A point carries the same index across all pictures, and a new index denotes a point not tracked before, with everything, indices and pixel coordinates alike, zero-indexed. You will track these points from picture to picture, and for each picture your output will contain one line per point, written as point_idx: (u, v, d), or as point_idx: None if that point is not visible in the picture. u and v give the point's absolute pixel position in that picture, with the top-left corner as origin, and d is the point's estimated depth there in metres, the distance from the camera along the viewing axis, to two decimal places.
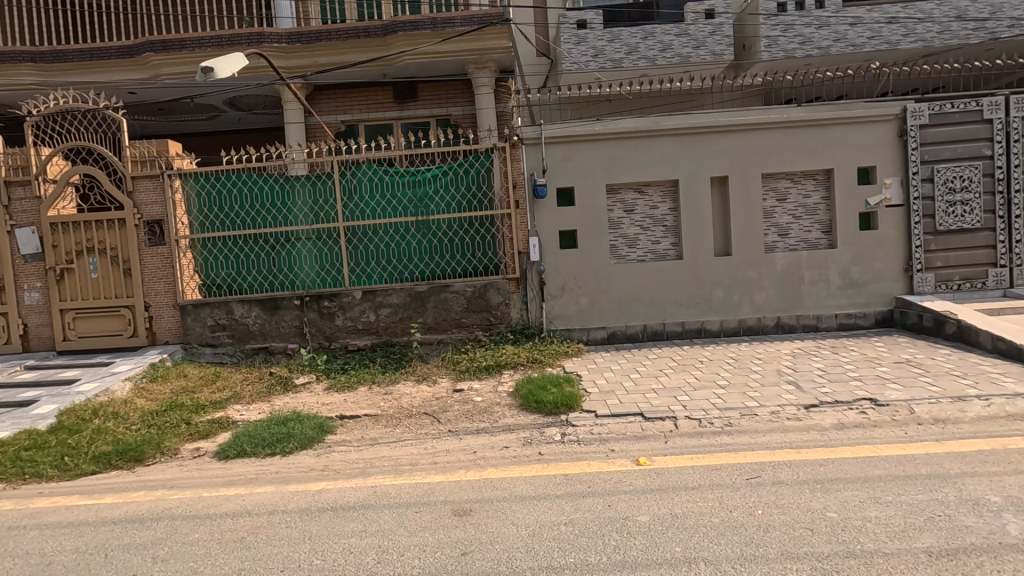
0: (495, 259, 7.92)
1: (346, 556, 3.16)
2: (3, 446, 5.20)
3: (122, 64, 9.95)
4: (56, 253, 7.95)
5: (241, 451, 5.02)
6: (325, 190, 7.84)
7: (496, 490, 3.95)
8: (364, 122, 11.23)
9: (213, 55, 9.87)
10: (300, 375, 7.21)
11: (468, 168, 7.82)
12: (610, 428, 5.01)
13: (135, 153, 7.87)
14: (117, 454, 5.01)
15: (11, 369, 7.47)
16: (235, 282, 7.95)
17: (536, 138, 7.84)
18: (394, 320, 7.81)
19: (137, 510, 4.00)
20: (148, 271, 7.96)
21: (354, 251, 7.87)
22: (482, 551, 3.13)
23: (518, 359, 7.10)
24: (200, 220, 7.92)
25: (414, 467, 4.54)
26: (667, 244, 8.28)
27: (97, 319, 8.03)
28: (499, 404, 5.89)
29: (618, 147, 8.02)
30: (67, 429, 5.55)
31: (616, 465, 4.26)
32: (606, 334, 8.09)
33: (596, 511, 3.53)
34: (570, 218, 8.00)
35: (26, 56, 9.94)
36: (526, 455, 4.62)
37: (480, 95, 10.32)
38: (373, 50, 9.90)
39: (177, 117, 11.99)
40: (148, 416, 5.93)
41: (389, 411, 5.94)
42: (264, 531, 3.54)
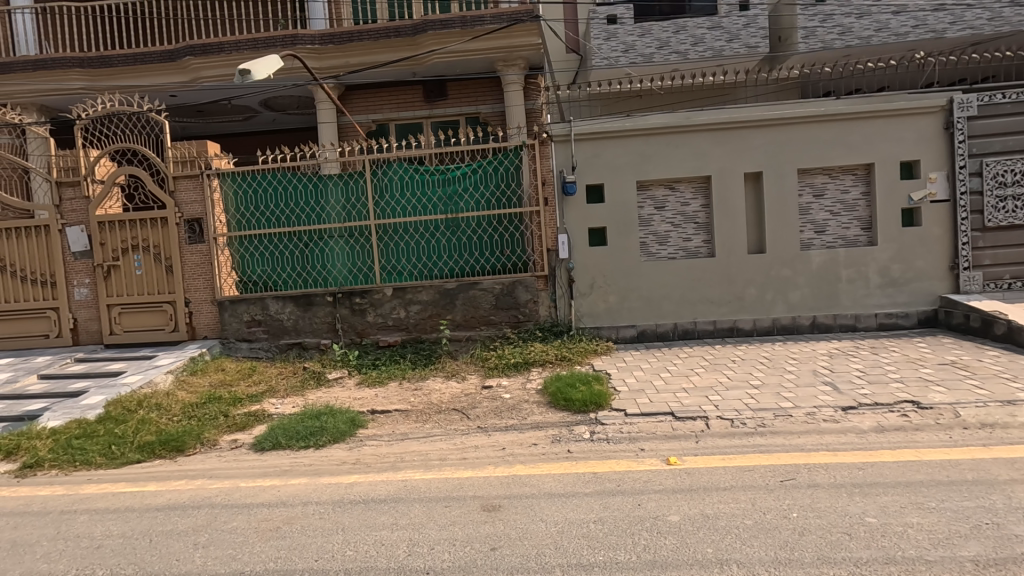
0: (523, 257, 7.92)
1: (378, 548, 3.22)
2: (55, 436, 5.47)
3: (164, 68, 10.30)
4: (103, 251, 8.31)
5: (276, 443, 5.16)
6: (357, 189, 7.97)
7: (524, 487, 3.96)
8: (394, 121, 11.37)
9: (250, 58, 10.13)
10: (333, 370, 7.36)
11: (497, 166, 7.84)
12: (640, 427, 4.97)
13: (176, 154, 8.15)
14: (160, 444, 5.21)
15: (63, 361, 7.83)
16: (270, 279, 8.16)
17: (566, 135, 7.81)
18: (424, 317, 7.90)
19: (179, 497, 4.16)
20: (188, 268, 8.23)
21: (384, 248, 7.98)
22: (511, 547, 3.14)
23: (546, 357, 7.10)
24: (238, 219, 8.15)
25: (443, 462, 4.58)
26: (699, 242, 8.14)
27: (141, 314, 8.34)
28: (527, 401, 5.90)
29: (648, 143, 7.92)
30: (114, 420, 5.80)
31: (646, 464, 4.22)
32: (636, 332, 8.01)
33: (625, 510, 3.51)
34: (600, 215, 7.95)
35: (75, 62, 10.38)
36: (555, 452, 4.62)
37: (508, 92, 10.31)
38: (404, 50, 10.00)
39: (215, 118, 12.36)
40: (189, 408, 6.15)
41: (419, 407, 6.02)
42: (298, 521, 3.64)
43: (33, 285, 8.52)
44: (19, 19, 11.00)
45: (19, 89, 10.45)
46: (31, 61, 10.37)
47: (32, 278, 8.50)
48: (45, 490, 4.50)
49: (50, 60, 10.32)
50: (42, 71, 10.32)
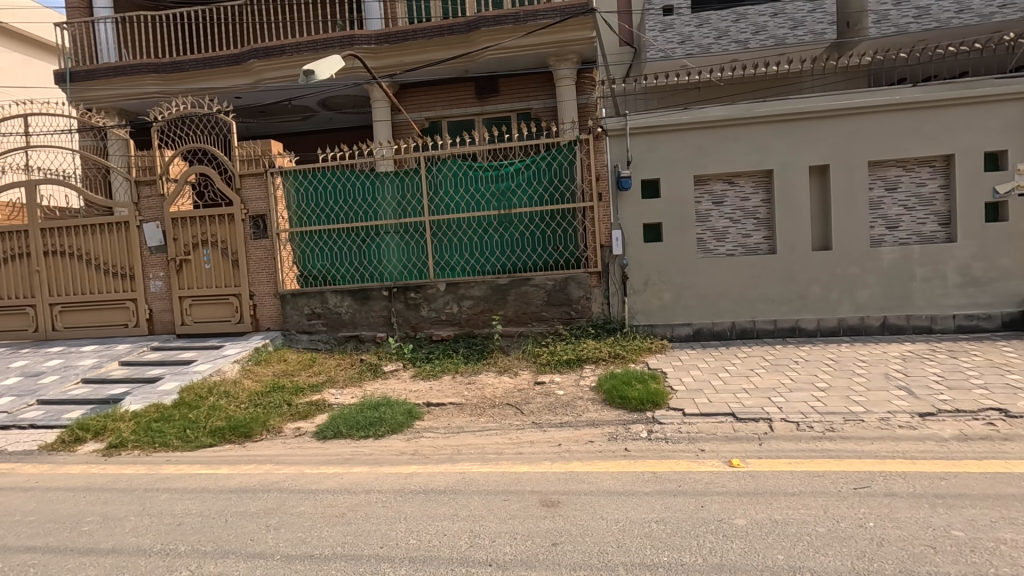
0: (576, 253, 7.87)
1: (440, 538, 3.28)
2: (137, 419, 5.85)
3: (230, 71, 10.78)
4: (176, 246, 8.79)
5: (338, 432, 5.34)
6: (412, 185, 8.11)
7: (582, 484, 3.94)
8: (447, 118, 11.51)
9: (310, 59, 10.45)
10: (388, 363, 7.55)
11: (551, 161, 7.80)
12: (700, 427, 4.86)
13: (243, 154, 8.53)
14: (230, 429, 5.47)
15: (140, 349, 8.36)
16: (329, 274, 8.41)
17: (621, 129, 7.69)
18: (476, 312, 7.96)
19: (250, 480, 4.36)
20: (252, 262, 8.60)
21: (438, 244, 8.10)
22: (572, 543, 3.13)
23: (599, 354, 7.04)
24: (299, 215, 8.44)
25: (499, 456, 4.61)
26: (759, 238, 7.85)
27: (210, 306, 8.78)
28: (581, 398, 5.87)
29: (706, 136, 7.70)
30: (188, 405, 6.15)
31: (707, 465, 4.12)
32: (691, 331, 7.82)
33: (688, 510, 3.43)
34: (655, 210, 7.79)
35: (150, 67, 11.00)
36: (612, 450, 4.57)
37: (561, 88, 10.24)
38: (458, 47, 10.10)
39: (276, 118, 12.86)
40: (255, 395, 6.44)
41: (473, 400, 6.08)
42: (363, 508, 3.74)
43: (114, 278, 9.11)
44: (102, 27, 11.66)
45: (102, 94, 11.19)
46: (112, 68, 11.08)
47: (113, 271, 9.09)
48: (130, 468, 4.82)
49: (129, 66, 10.99)
50: (123, 77, 11.03)
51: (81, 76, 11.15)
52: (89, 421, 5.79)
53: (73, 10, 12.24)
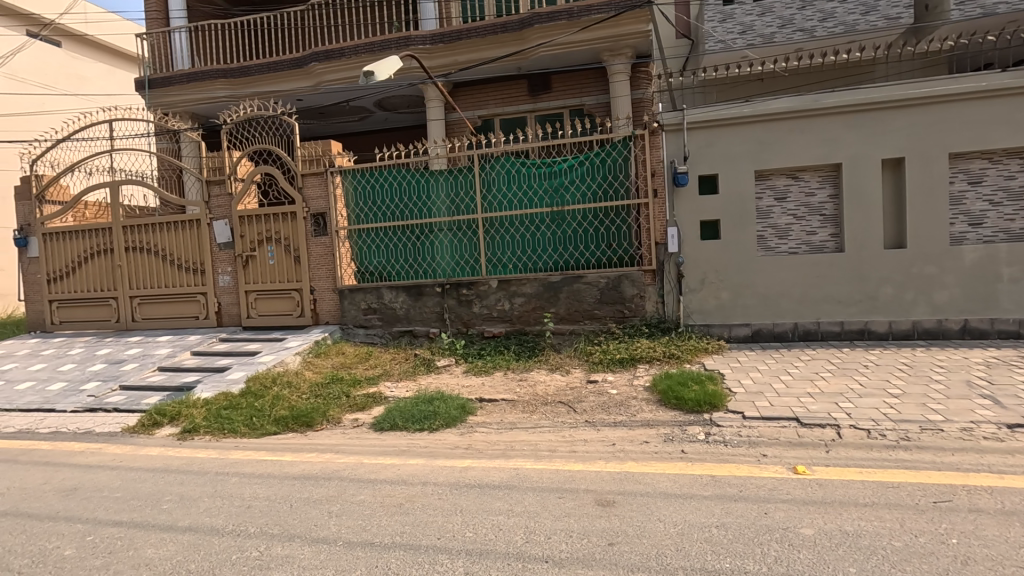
0: (630, 250, 7.75)
1: (496, 532, 3.30)
2: (208, 406, 6.21)
3: (293, 75, 11.22)
4: (243, 243, 9.24)
5: (394, 424, 5.48)
6: (466, 183, 8.19)
7: (638, 484, 3.87)
8: (499, 116, 11.58)
9: (367, 61, 10.72)
10: (441, 358, 7.68)
11: (605, 157, 7.72)
12: (761, 431, 4.68)
13: (305, 153, 8.85)
14: (293, 418, 5.72)
15: (211, 340, 8.84)
16: (385, 270, 8.63)
17: (678, 123, 7.50)
18: (528, 309, 7.96)
19: (313, 468, 4.54)
20: (313, 258, 8.92)
21: (491, 241, 8.14)
22: (630, 544, 3.08)
23: (653, 354, 6.92)
24: (357, 213, 8.70)
25: (552, 454, 4.60)
26: (825, 235, 7.48)
27: (273, 300, 9.17)
28: (635, 398, 5.77)
29: (769, 130, 7.41)
30: (254, 394, 6.46)
31: (770, 471, 3.97)
32: (750, 332, 7.55)
33: (750, 517, 3.31)
34: (713, 207, 7.56)
35: (220, 73, 11.59)
36: (668, 451, 4.48)
37: (615, 83, 10.10)
38: (511, 45, 10.11)
39: (334, 119, 13.29)
40: (315, 386, 6.69)
41: (525, 397, 6.11)
42: (420, 499, 3.82)
43: (186, 273, 9.66)
44: (177, 36, 12.39)
45: (176, 99, 11.90)
46: (186, 74, 11.75)
47: (186, 265, 9.64)
48: (203, 452, 5.11)
49: (201, 72, 11.62)
50: (196, 83, 11.68)
51: (159, 83, 11.90)
52: (166, 406, 6.18)
53: (151, 20, 13.06)
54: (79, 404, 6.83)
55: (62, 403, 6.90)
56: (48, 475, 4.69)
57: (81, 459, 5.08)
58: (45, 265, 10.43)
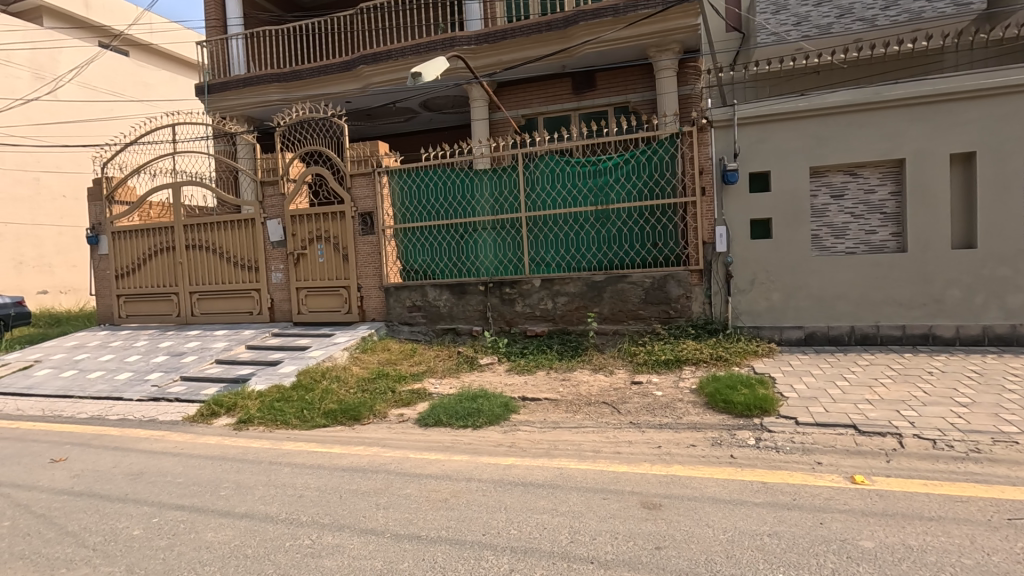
0: (676, 250, 7.60)
1: (540, 531, 3.30)
2: (262, 398, 6.46)
3: (343, 78, 11.52)
4: (295, 241, 9.57)
5: (438, 420, 5.55)
6: (510, 182, 8.21)
7: (686, 488, 3.79)
8: (543, 115, 11.56)
9: (413, 62, 10.91)
10: (484, 356, 7.74)
11: (651, 155, 7.59)
12: (815, 438, 4.51)
13: (354, 154, 9.09)
14: (341, 412, 5.89)
15: (264, 335, 9.18)
16: (429, 268, 8.76)
17: (728, 119, 7.30)
18: (571, 308, 7.92)
19: (361, 461, 4.66)
20: (360, 256, 9.15)
21: (534, 240, 8.13)
22: (677, 549, 3.02)
23: (700, 356, 6.76)
24: (403, 212, 8.87)
25: (597, 454, 4.56)
26: (886, 234, 7.12)
27: (323, 297, 9.45)
28: (681, 400, 5.66)
29: (825, 125, 7.11)
30: (304, 387, 6.69)
31: (826, 479, 3.81)
32: (803, 335, 7.26)
33: (804, 527, 3.19)
34: (765, 205, 7.32)
35: (274, 78, 12.02)
36: (716, 455, 4.37)
37: (661, 79, 9.92)
38: (556, 43, 10.09)
39: (380, 120, 13.57)
40: (362, 381, 6.87)
41: (568, 397, 6.08)
42: (464, 495, 3.86)
43: (242, 270, 10.07)
44: (234, 44, 12.95)
45: (233, 104, 12.43)
46: (242, 79, 12.25)
47: (241, 263, 10.06)
48: (257, 442, 5.32)
49: (257, 77, 12.10)
50: (252, 87, 12.17)
51: (218, 88, 12.46)
52: (223, 397, 6.47)
53: (210, 28, 13.66)
54: (144, 393, 7.23)
55: (129, 392, 7.33)
56: (117, 460, 4.99)
57: (147, 446, 5.38)
58: (114, 262, 11.09)
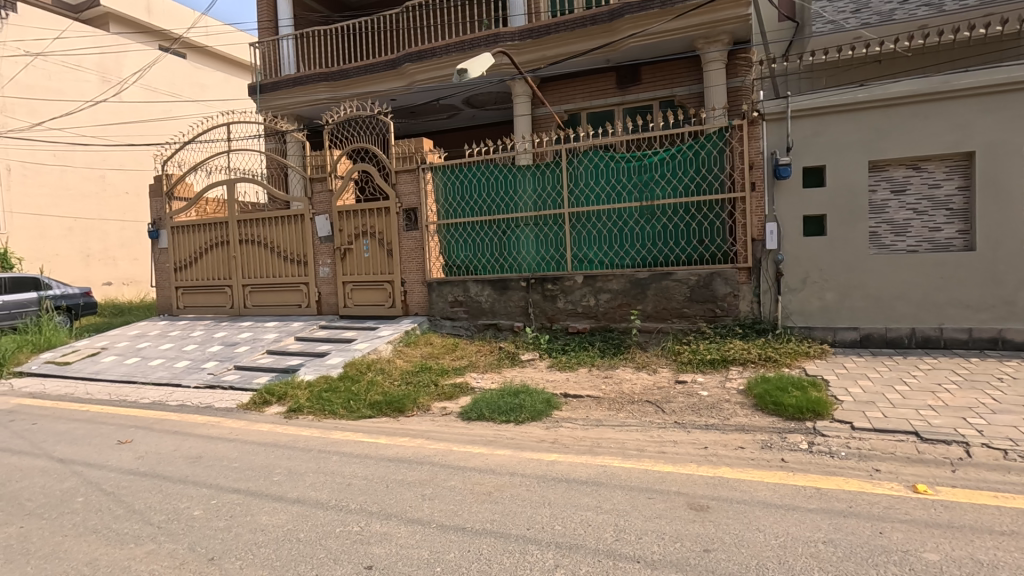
0: (724, 247, 7.39)
1: (585, 527, 3.29)
2: (310, 387, 6.67)
3: (388, 75, 11.72)
4: (342, 236, 9.82)
5: (481, 414, 5.60)
6: (553, 178, 8.17)
7: (734, 491, 3.70)
8: (586, 110, 11.47)
9: (458, 59, 10.99)
10: (526, 352, 7.76)
11: (699, 149, 7.40)
12: (873, 444, 4.31)
13: (399, 151, 9.25)
14: (386, 404, 6.01)
15: (312, 327, 9.45)
16: (472, 264, 8.82)
17: (780, 112, 7.06)
18: (614, 305, 7.83)
19: (406, 452, 4.74)
20: (404, 252, 9.31)
21: (577, 236, 8.07)
22: (727, 552, 2.95)
23: (748, 356, 6.57)
24: (446, 208, 8.97)
25: (641, 453, 4.50)
26: (952, 231, 6.74)
27: (368, 291, 9.66)
28: (729, 401, 5.52)
29: (885, 117, 6.79)
30: (350, 378, 6.86)
31: (885, 487, 3.65)
32: (859, 336, 6.96)
33: (862, 535, 3.06)
34: (819, 201, 7.05)
35: (322, 77, 12.33)
36: (766, 458, 4.25)
37: (709, 72, 9.71)
38: (601, 37, 9.97)
39: (424, 117, 13.74)
40: (406, 374, 7.00)
41: (611, 395, 6.02)
42: (508, 489, 3.88)
43: (291, 264, 10.40)
44: (285, 44, 13.38)
45: (284, 103, 12.83)
46: (293, 79, 12.64)
47: (290, 257, 10.39)
48: (307, 431, 5.49)
49: (306, 76, 12.45)
50: (301, 86, 12.54)
51: (270, 88, 12.89)
52: (274, 386, 6.71)
53: (263, 29, 14.13)
54: (201, 380, 7.58)
55: (187, 379, 7.70)
56: (177, 443, 5.25)
57: (204, 431, 5.63)
58: (173, 255, 11.64)
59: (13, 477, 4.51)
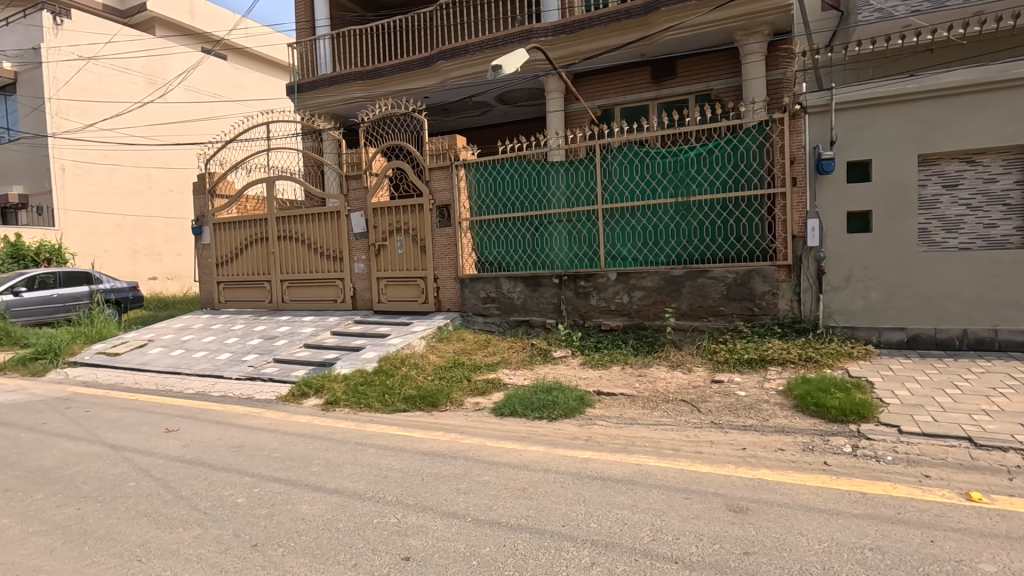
0: (763, 244, 7.22)
1: (621, 526, 3.26)
2: (346, 380, 6.81)
3: (422, 73, 11.82)
4: (376, 233, 9.98)
5: (514, 411, 5.61)
6: (586, 174, 8.11)
7: (774, 494, 3.62)
8: (619, 105, 11.33)
9: (491, 56, 11.00)
10: (558, 349, 7.75)
11: (737, 144, 7.24)
12: (922, 449, 4.15)
13: (433, 149, 9.32)
14: (420, 398, 6.08)
15: (347, 322, 9.62)
16: (504, 261, 8.84)
17: (824, 105, 6.83)
18: (648, 303, 7.73)
19: (440, 446, 4.79)
20: (437, 248, 9.40)
21: (610, 233, 7.99)
22: (768, 556, 2.88)
23: (787, 356, 6.41)
24: (479, 205, 9.01)
25: (677, 453, 4.43)
26: (1008, 228, 6.41)
27: (401, 287, 9.78)
28: (767, 401, 5.40)
29: (936, 108, 6.50)
30: (385, 372, 6.96)
31: (936, 494, 3.50)
32: (906, 337, 6.70)
33: (912, 543, 2.95)
34: (864, 197, 6.81)
35: (357, 76, 12.52)
36: (808, 461, 4.13)
37: (748, 64, 9.46)
38: (635, 31, 9.84)
39: (456, 114, 13.80)
40: (439, 369, 7.07)
41: (645, 393, 5.95)
42: (542, 485, 3.88)
43: (327, 260, 10.61)
44: (321, 44, 13.64)
45: (321, 102, 13.09)
46: (329, 78, 12.89)
47: (327, 254, 10.60)
48: (343, 423, 5.60)
49: (342, 75, 12.66)
50: (337, 86, 12.78)
51: (307, 87, 13.17)
52: (312, 379, 6.86)
53: (300, 30, 14.43)
54: (242, 372, 7.83)
55: (229, 371, 7.95)
56: (221, 433, 5.43)
57: (245, 421, 5.81)
58: (215, 251, 12.03)
59: (69, 461, 4.74)
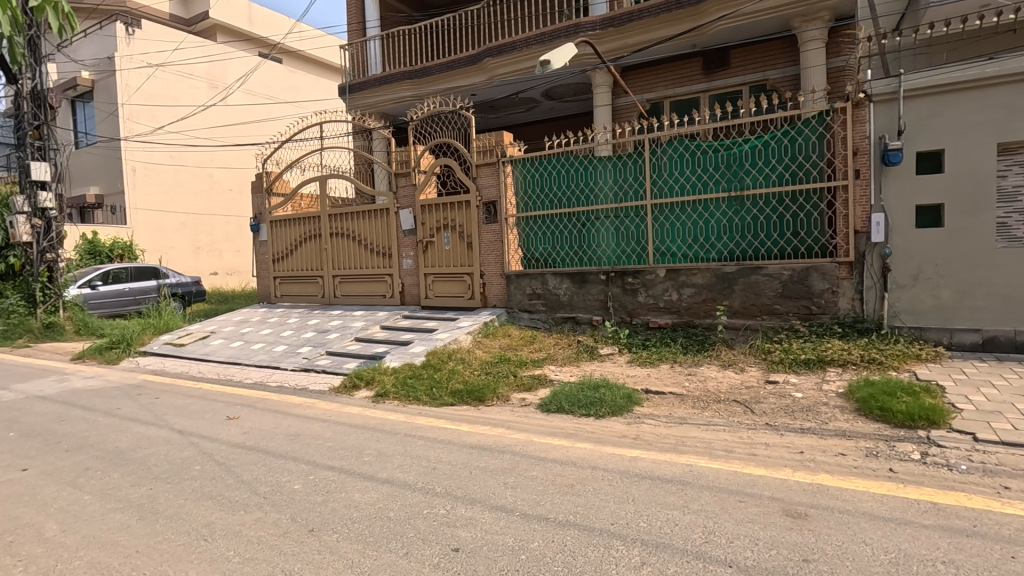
0: (822, 240, 6.91)
1: (672, 527, 3.19)
2: (396, 373, 6.98)
3: (468, 70, 11.91)
4: (424, 230, 10.14)
5: (560, 407, 5.59)
6: (635, 168, 7.97)
7: (835, 500, 3.46)
8: (669, 98, 11.08)
9: (537, 51, 10.97)
10: (605, 347, 7.65)
11: (794, 136, 6.97)
12: (1002, 459, 3.87)
13: (481, 145, 9.38)
14: (467, 392, 6.15)
15: (396, 317, 9.82)
16: (550, 257, 8.81)
17: (890, 92, 6.47)
18: (698, 301, 7.53)
19: (487, 440, 4.82)
20: (484, 244, 9.46)
21: (659, 229, 7.83)
22: (828, 564, 2.76)
23: (848, 357, 6.11)
24: (526, 201, 9.01)
25: (730, 454, 4.31)
26: None
27: (448, 283, 9.91)
28: (827, 404, 5.17)
29: (1018, 92, 6.05)
30: (433, 366, 7.07)
31: (1017, 508, 3.26)
32: (981, 339, 6.27)
33: (991, 559, 2.75)
34: (935, 189, 6.40)
35: (406, 75, 12.75)
36: (872, 468, 3.92)
37: (806, 52, 9.07)
38: (686, 22, 9.59)
39: (502, 111, 13.84)
40: (486, 364, 7.13)
41: (695, 392, 5.80)
42: (590, 483, 3.85)
43: (377, 256, 10.86)
44: (371, 45, 13.93)
45: (372, 102, 13.40)
46: (379, 78, 13.18)
47: (376, 250, 10.86)
48: (392, 415, 5.74)
49: (391, 75, 12.93)
50: (387, 85, 13.06)
51: (358, 88, 13.51)
52: (363, 371, 7.07)
53: (352, 32, 14.81)
54: (297, 363, 8.13)
55: (285, 362, 8.27)
56: (278, 421, 5.65)
57: (301, 411, 6.03)
58: (272, 247, 12.53)
59: (141, 444, 5.05)
